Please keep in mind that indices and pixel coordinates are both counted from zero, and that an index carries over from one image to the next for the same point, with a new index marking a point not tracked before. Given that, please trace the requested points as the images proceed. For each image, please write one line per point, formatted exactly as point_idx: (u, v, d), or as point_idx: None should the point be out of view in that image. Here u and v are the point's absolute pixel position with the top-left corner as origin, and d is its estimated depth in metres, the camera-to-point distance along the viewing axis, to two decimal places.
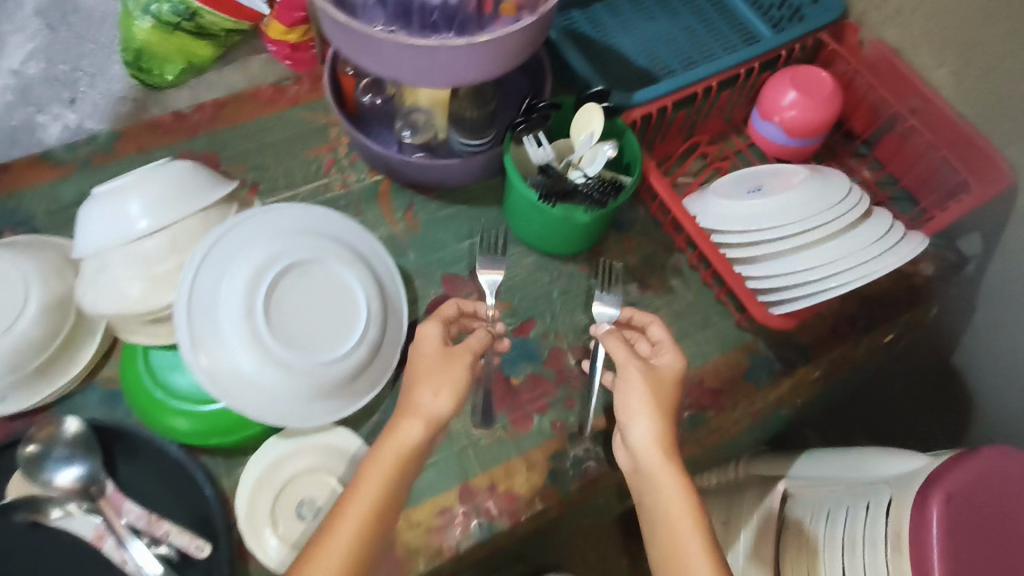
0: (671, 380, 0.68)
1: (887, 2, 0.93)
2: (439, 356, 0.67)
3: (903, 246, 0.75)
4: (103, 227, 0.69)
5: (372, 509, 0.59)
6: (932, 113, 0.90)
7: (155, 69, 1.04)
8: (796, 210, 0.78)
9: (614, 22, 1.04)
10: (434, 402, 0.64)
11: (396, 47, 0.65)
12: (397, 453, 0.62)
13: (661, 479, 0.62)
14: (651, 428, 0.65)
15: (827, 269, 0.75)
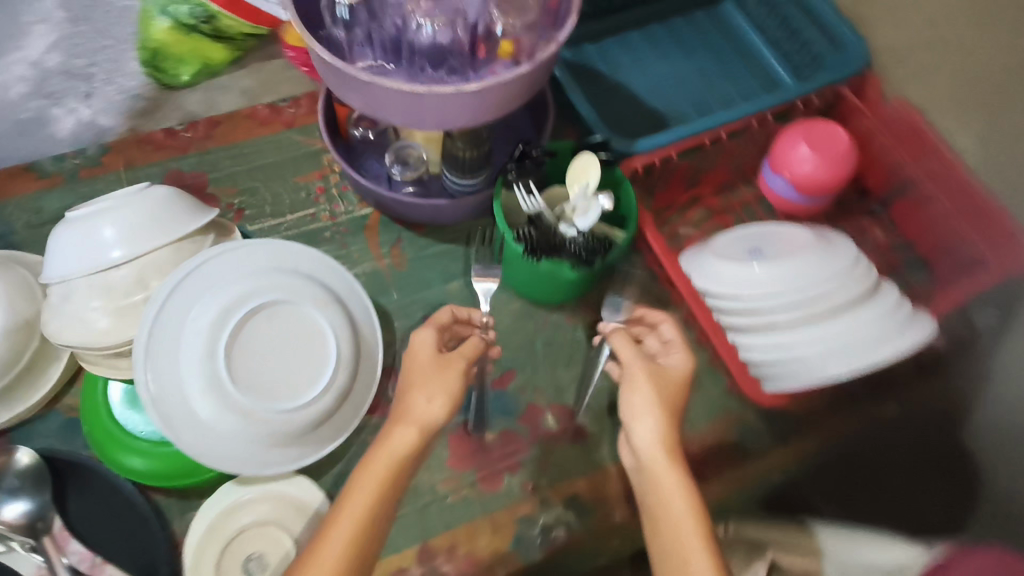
0: (677, 380, 0.64)
1: (913, 60, 0.88)
2: (434, 360, 0.63)
3: (907, 334, 0.71)
4: (72, 253, 0.66)
5: (367, 511, 0.55)
6: (950, 178, 0.84)
7: (170, 70, 0.88)
8: (800, 283, 0.75)
9: (627, 58, 1.00)
10: (431, 408, 0.60)
11: (381, 88, 0.60)
12: (391, 457, 0.58)
13: (670, 490, 0.58)
14: (656, 429, 0.61)
15: (828, 350, 0.72)
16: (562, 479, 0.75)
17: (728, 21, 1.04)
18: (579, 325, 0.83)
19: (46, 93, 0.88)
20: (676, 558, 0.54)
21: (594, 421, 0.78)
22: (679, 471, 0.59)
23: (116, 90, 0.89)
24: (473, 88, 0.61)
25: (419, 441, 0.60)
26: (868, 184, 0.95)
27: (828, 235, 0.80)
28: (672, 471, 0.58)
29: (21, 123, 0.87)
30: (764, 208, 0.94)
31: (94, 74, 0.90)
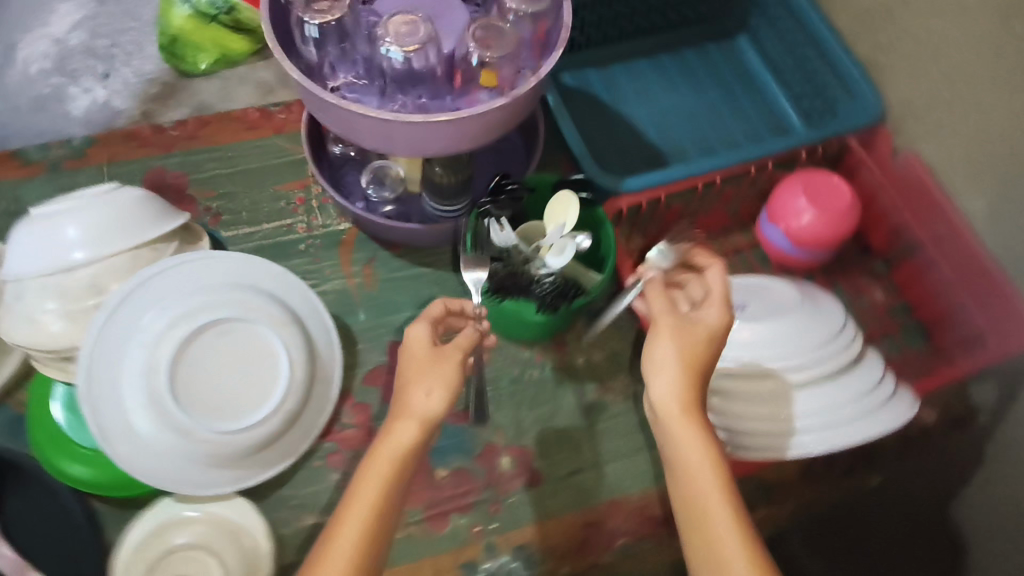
0: (707, 336, 0.54)
1: (929, 116, 0.83)
2: (430, 354, 0.55)
3: (886, 412, 0.69)
4: (34, 251, 0.65)
5: (372, 513, 0.49)
6: (957, 245, 0.79)
7: (189, 56, 0.94)
8: (779, 348, 0.71)
9: (631, 87, 0.97)
10: (430, 403, 0.53)
11: (348, 113, 0.58)
12: (393, 457, 0.51)
13: (694, 469, 0.49)
14: (676, 387, 0.51)
15: (797, 425, 0.68)
16: (512, 526, 0.73)
17: (742, 59, 1.01)
18: (548, 364, 0.80)
19: (67, 73, 0.98)
20: (707, 546, 0.48)
21: (552, 467, 0.75)
22: (705, 439, 0.50)
23: (133, 75, 0.97)
24: (444, 120, 0.58)
25: (423, 438, 0.52)
26: (871, 243, 0.89)
27: (812, 292, 0.77)
28: (696, 437, 0.50)
29: (43, 99, 0.96)
30: (758, 257, 0.90)
31: (115, 58, 0.99)
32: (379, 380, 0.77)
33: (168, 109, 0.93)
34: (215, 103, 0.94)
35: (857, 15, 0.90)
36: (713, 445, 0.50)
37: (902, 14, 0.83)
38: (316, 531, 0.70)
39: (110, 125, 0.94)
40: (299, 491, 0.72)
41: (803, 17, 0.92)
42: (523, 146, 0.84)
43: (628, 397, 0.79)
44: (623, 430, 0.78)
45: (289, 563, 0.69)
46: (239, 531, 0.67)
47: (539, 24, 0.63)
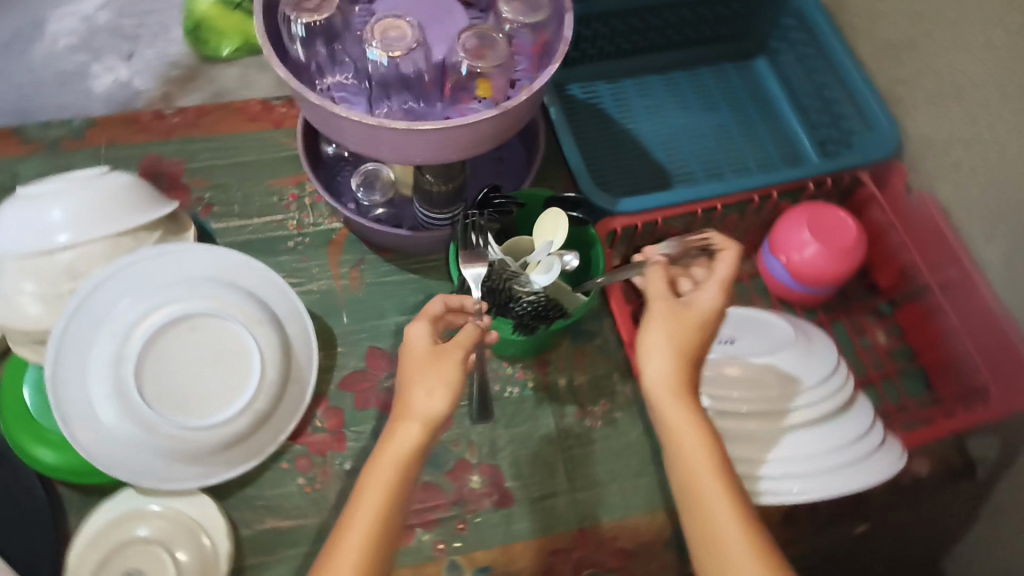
0: (702, 321, 0.52)
1: (946, 154, 0.79)
2: (429, 354, 0.52)
3: (879, 459, 0.65)
4: (17, 232, 0.65)
5: (382, 510, 0.47)
6: (969, 293, 0.75)
7: (212, 41, 0.92)
8: (775, 386, 0.67)
9: (642, 103, 0.94)
10: (432, 403, 0.50)
11: (333, 115, 0.57)
12: (397, 457, 0.48)
13: (694, 459, 0.47)
14: (670, 371, 0.49)
15: (794, 469, 0.64)
16: (477, 547, 0.71)
17: (759, 84, 0.99)
18: (528, 384, 0.79)
19: (91, 50, 0.93)
20: (715, 555, 0.45)
21: (524, 489, 0.74)
22: (697, 421, 0.48)
23: (157, 57, 0.93)
24: (430, 128, 0.56)
25: (427, 439, 0.49)
26: (877, 281, 0.86)
27: (807, 328, 0.73)
28: (687, 419, 0.48)
29: (67, 75, 0.91)
30: (757, 287, 0.87)
31: (142, 38, 0.95)
32: (353, 386, 0.75)
33: (188, 94, 0.91)
34: (233, 89, 0.91)
35: (878, 46, 0.86)
36: (704, 426, 0.48)
37: (925, 48, 0.80)
38: (276, 534, 0.69)
39: (129, 105, 0.90)
40: (264, 492, 0.71)
41: (824, 42, 0.89)
42: (524, 155, 0.82)
43: (606, 422, 0.77)
44: (598, 457, 0.76)
45: (246, 563, 0.68)
46: (198, 527, 0.66)
47: (539, 34, 0.61)
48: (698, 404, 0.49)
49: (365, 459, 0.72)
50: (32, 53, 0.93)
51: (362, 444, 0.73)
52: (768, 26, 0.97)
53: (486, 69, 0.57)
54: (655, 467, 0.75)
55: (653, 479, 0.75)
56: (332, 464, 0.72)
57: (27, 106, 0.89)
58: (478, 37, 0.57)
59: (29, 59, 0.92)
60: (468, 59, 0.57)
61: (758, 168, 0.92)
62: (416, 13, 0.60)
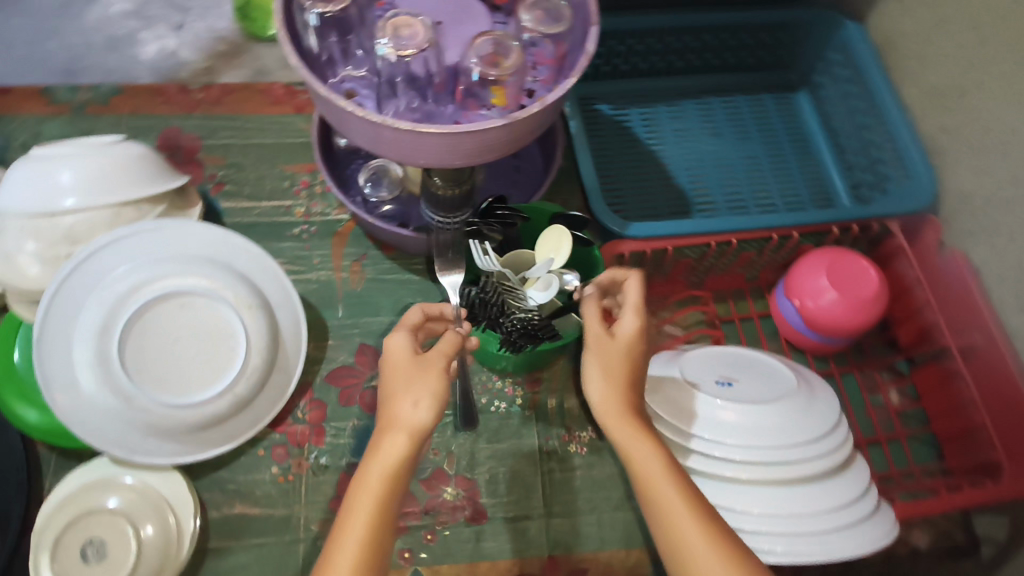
0: (633, 347, 0.52)
1: (984, 212, 0.75)
2: (411, 363, 0.49)
3: (877, 524, 0.61)
4: (26, 191, 0.65)
5: (373, 527, 0.43)
6: (992, 362, 0.71)
7: (261, 19, 0.91)
8: (779, 433, 0.63)
9: (671, 126, 0.91)
10: (418, 414, 0.46)
11: (337, 109, 0.55)
12: (384, 472, 0.44)
13: (666, 493, 0.45)
14: (614, 397, 0.49)
15: (797, 525, 0.59)
16: (442, 560, 0.69)
17: (797, 117, 0.95)
18: (517, 400, 0.77)
19: (143, 17, 0.93)
20: None
21: (498, 507, 0.71)
22: (662, 451, 0.47)
23: (206, 30, 0.92)
24: (433, 131, 0.53)
25: (415, 452, 0.46)
26: (898, 337, 0.81)
27: (808, 377, 0.70)
28: (648, 448, 0.47)
29: (117, 40, 0.91)
30: (767, 328, 0.83)
31: (193, 10, 0.94)
32: (340, 380, 0.74)
33: (228, 69, 0.90)
34: (277, 69, 0.90)
35: (925, 90, 0.82)
36: (669, 456, 0.47)
37: (974, 98, 0.76)
38: (243, 521, 0.68)
39: (173, 76, 0.89)
40: (237, 477, 0.70)
41: (868, 81, 0.85)
42: (542, 164, 0.81)
43: (590, 450, 0.75)
44: (578, 485, 0.73)
45: (209, 547, 0.67)
46: (166, 505, 0.66)
47: (558, 45, 0.60)
48: (656, 433, 0.49)
49: (340, 457, 0.71)
50: (86, 17, 0.92)
51: (340, 441, 0.72)
52: (812, 59, 0.94)
53: (499, 77, 0.55)
54: (637, 502, 0.73)
55: (632, 515, 0.72)
56: (308, 458, 0.71)
57: (77, 68, 0.89)
58: (495, 44, 0.55)
59: (82, 22, 0.91)
60: (481, 66, 0.55)
61: (784, 204, 0.88)
62: (438, 15, 0.60)
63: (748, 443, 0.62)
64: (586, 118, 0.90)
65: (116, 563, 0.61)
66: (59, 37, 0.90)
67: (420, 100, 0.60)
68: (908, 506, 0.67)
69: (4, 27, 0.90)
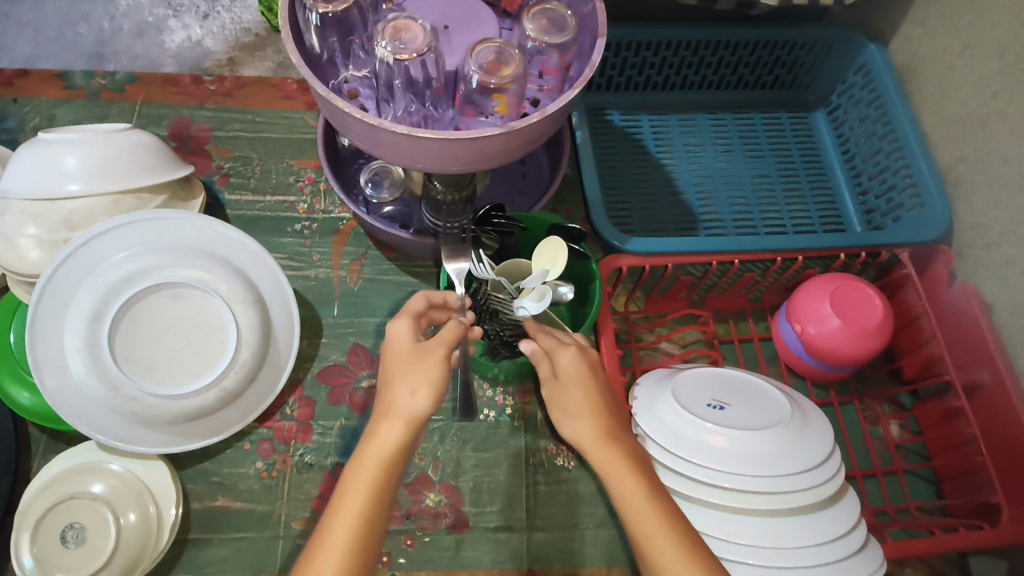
0: (582, 374, 0.52)
1: (998, 247, 0.73)
2: (413, 351, 0.49)
3: (863, 560, 0.59)
4: (31, 176, 0.66)
5: (361, 517, 0.42)
6: (997, 402, 0.69)
7: None
8: (765, 460, 0.60)
9: (682, 139, 0.90)
10: (416, 402, 0.46)
11: (335, 109, 0.54)
12: (381, 457, 0.44)
13: (650, 530, 0.44)
14: (590, 427, 0.49)
15: (776, 556, 0.57)
16: (420, 567, 0.68)
17: (813, 138, 0.93)
18: (506, 410, 0.76)
19: (171, 5, 0.94)
20: None
21: (480, 515, 0.71)
22: (646, 484, 0.46)
23: (232, 22, 0.93)
24: (429, 135, 0.52)
25: (409, 440, 0.46)
26: (902, 368, 0.79)
27: (803, 404, 0.67)
28: (633, 480, 0.46)
29: (145, 27, 0.92)
30: (767, 351, 0.82)
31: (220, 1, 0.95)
32: (331, 379, 0.74)
33: (246, 61, 0.91)
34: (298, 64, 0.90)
35: (945, 118, 0.80)
36: (656, 489, 0.46)
37: (995, 128, 0.73)
38: (224, 514, 0.68)
39: (198, 65, 0.89)
40: (221, 469, 0.70)
41: (887, 105, 0.83)
42: (547, 168, 0.80)
43: (578, 464, 0.74)
44: (563, 499, 0.72)
45: (189, 537, 0.67)
46: (147, 493, 0.66)
47: (564, 56, 0.60)
48: (641, 462, 0.48)
49: (326, 455, 0.71)
50: (111, 4, 0.93)
51: (327, 440, 0.72)
52: (832, 79, 0.92)
53: (499, 85, 0.54)
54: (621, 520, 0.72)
55: (616, 534, 0.71)
56: (293, 455, 0.71)
57: (102, 53, 0.90)
58: (496, 51, 0.55)
59: (111, 8, 0.93)
60: (481, 73, 0.54)
61: (793, 227, 0.86)
62: (445, 19, 0.60)
63: (732, 468, 0.60)
64: (596, 128, 0.89)
65: (94, 548, 0.62)
66: (87, 22, 0.91)
67: (419, 103, 0.59)
68: (900, 544, 0.65)
69: (33, 10, 0.91)
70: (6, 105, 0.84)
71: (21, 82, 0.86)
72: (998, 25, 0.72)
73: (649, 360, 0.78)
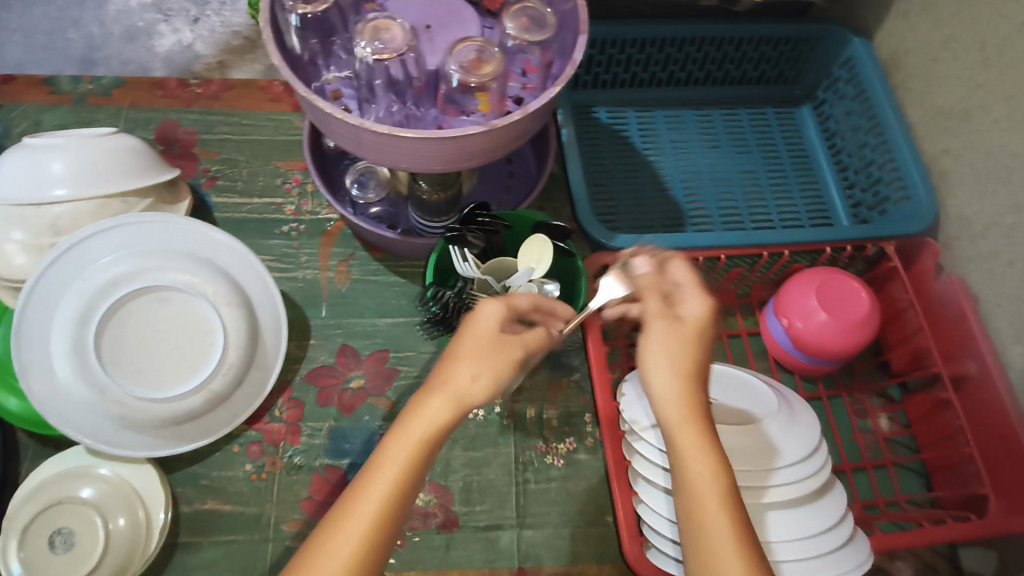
0: (696, 333, 0.46)
1: (983, 238, 0.73)
2: (492, 342, 0.45)
3: (850, 553, 0.58)
4: (15, 180, 0.66)
5: (395, 491, 0.41)
6: (986, 393, 0.69)
7: None
8: (748, 455, 0.60)
9: (669, 135, 0.90)
10: (474, 389, 0.43)
11: (317, 110, 0.54)
12: (423, 435, 0.42)
13: (711, 514, 0.42)
14: (679, 392, 0.45)
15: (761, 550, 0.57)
16: (411, 567, 0.68)
17: (800, 133, 0.93)
18: (495, 408, 0.76)
19: (162, 10, 0.94)
20: None
21: (471, 515, 0.71)
22: (724, 479, 0.43)
23: (221, 25, 0.93)
24: (409, 136, 0.52)
25: (454, 422, 0.43)
26: (890, 361, 0.79)
27: (789, 398, 0.67)
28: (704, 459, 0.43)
29: (135, 31, 0.92)
30: (756, 346, 0.82)
31: (208, 4, 0.95)
32: (319, 380, 0.74)
33: (235, 63, 0.91)
34: None
35: (929, 111, 0.80)
36: (728, 479, 0.43)
37: (978, 120, 0.74)
38: (213, 517, 0.68)
39: (188, 69, 0.90)
40: (210, 473, 0.70)
41: (872, 99, 0.83)
42: (534, 167, 0.80)
43: (567, 462, 0.74)
44: (554, 496, 0.72)
45: (178, 541, 0.67)
46: (137, 500, 0.66)
47: (545, 53, 0.60)
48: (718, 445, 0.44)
49: (315, 457, 0.71)
50: (101, 8, 0.93)
51: (316, 441, 0.72)
52: (817, 74, 0.92)
53: (480, 83, 0.55)
54: (612, 518, 0.72)
55: (605, 531, 0.71)
56: (282, 457, 0.71)
57: (93, 58, 0.90)
58: (477, 51, 0.55)
59: (102, 13, 0.93)
60: (461, 72, 0.55)
61: (781, 221, 0.87)
62: (427, 19, 0.60)
63: None
64: (583, 125, 0.90)
65: (83, 552, 0.62)
66: (78, 27, 0.91)
67: (400, 103, 0.60)
68: (892, 537, 0.65)
69: (22, 15, 0.91)
70: None
71: (7, 88, 0.85)
72: (979, 18, 0.73)
73: None
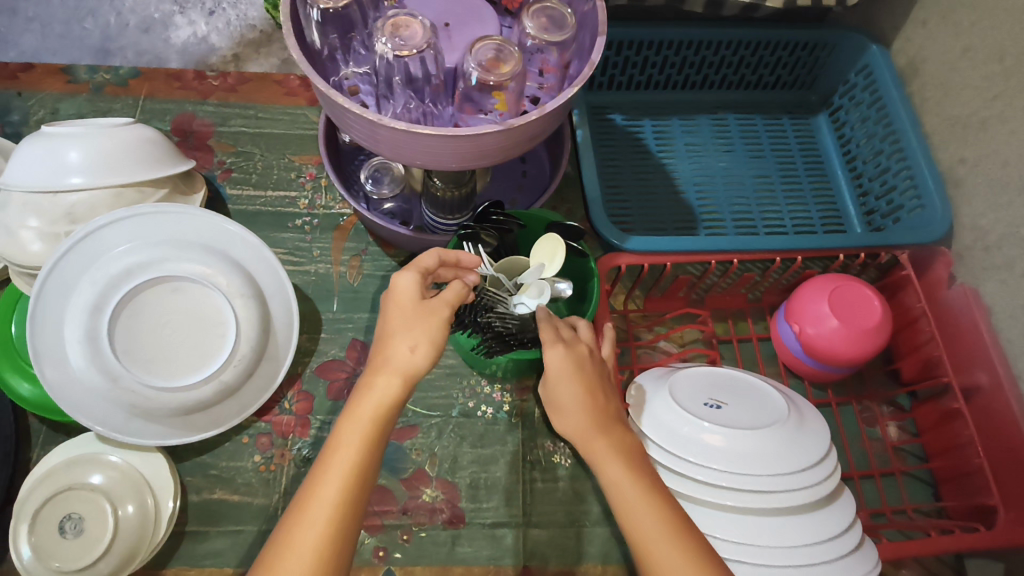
0: (564, 372, 0.52)
1: (998, 248, 0.72)
2: (416, 306, 0.50)
3: (859, 561, 0.58)
4: (34, 168, 0.66)
5: (357, 467, 0.45)
6: (997, 405, 0.69)
7: None
8: (756, 459, 0.60)
9: (684, 139, 0.90)
10: (414, 358, 0.48)
11: (335, 105, 0.54)
12: (375, 411, 0.47)
13: (637, 506, 0.47)
14: (578, 422, 0.51)
15: (768, 554, 0.57)
16: (416, 562, 0.68)
17: (815, 140, 0.93)
18: (504, 406, 0.76)
19: (178, 1, 0.94)
20: None
21: (477, 512, 0.71)
22: (636, 475, 0.48)
23: (237, 18, 0.94)
24: (425, 132, 0.52)
25: (405, 394, 0.48)
26: (901, 370, 0.79)
27: (799, 404, 0.67)
28: (617, 464, 0.49)
29: (151, 22, 0.92)
30: (765, 351, 0.82)
31: None
32: (329, 374, 0.75)
33: (251, 56, 0.91)
34: None
35: (946, 119, 0.79)
36: (636, 469, 0.49)
37: (996, 131, 0.73)
38: (222, 506, 0.69)
39: (203, 61, 0.90)
40: (219, 463, 0.70)
41: (888, 106, 0.83)
42: (548, 166, 0.80)
43: (574, 462, 0.74)
44: (560, 496, 0.72)
45: (186, 530, 0.67)
46: (147, 487, 0.66)
47: (563, 54, 0.60)
48: (630, 453, 0.50)
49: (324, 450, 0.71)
50: None
51: (324, 434, 0.72)
52: (834, 80, 0.92)
53: (498, 82, 0.55)
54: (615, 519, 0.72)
55: (610, 531, 0.71)
56: (291, 449, 0.71)
57: (109, 48, 0.90)
58: (495, 49, 0.56)
59: (119, 3, 0.93)
60: (480, 70, 0.55)
61: (794, 227, 0.86)
62: (445, 16, 0.61)
63: (727, 468, 0.59)
64: (598, 127, 0.90)
65: (93, 538, 0.62)
66: (96, 17, 0.92)
67: (418, 100, 0.60)
68: (898, 546, 0.65)
69: (41, 5, 0.92)
70: (11, 99, 0.84)
71: (25, 77, 0.86)
72: (1000, 27, 0.72)
73: (647, 358, 0.78)
